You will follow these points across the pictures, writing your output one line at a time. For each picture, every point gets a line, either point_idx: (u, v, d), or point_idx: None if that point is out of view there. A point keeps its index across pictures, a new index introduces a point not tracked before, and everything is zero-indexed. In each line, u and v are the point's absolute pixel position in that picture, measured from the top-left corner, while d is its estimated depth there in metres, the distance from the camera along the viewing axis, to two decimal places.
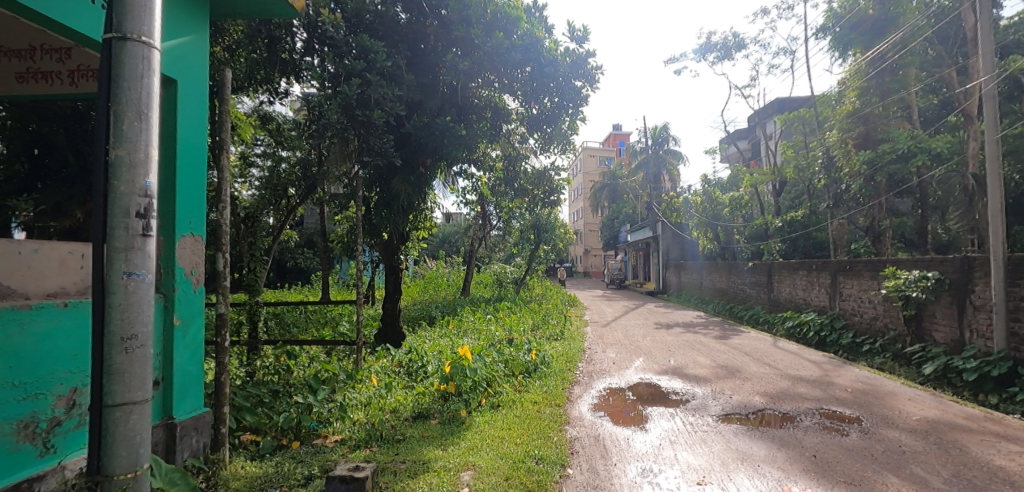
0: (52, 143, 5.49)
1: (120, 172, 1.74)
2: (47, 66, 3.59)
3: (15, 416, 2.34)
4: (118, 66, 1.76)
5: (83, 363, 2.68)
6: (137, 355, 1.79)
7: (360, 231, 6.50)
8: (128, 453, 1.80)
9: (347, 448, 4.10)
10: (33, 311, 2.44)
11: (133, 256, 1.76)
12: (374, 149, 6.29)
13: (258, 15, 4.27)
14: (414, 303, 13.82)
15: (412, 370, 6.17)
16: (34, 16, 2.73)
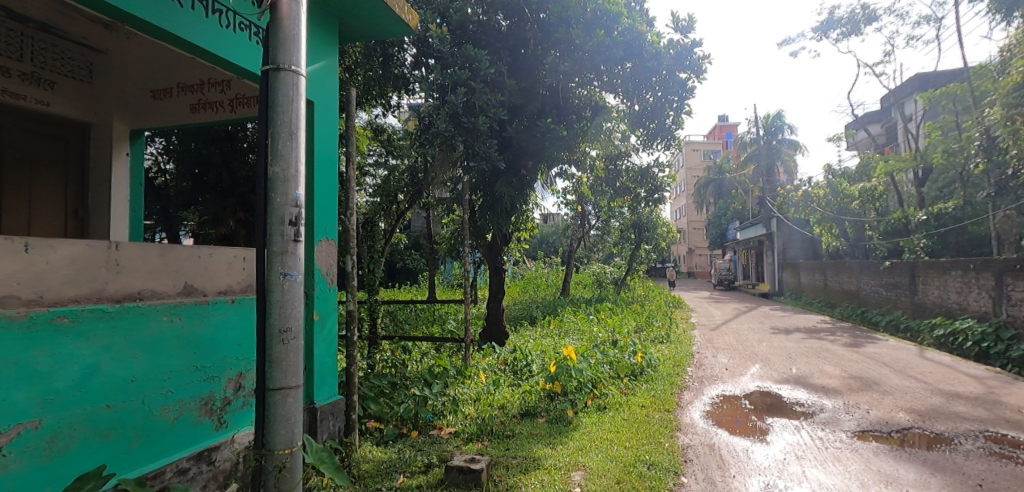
0: (212, 161, 6.40)
1: (277, 185, 2.02)
2: (212, 97, 4.17)
3: (199, 393, 2.76)
4: (274, 91, 2.04)
5: (246, 351, 3.09)
6: (292, 346, 2.06)
7: (466, 233, 6.76)
8: (285, 432, 2.07)
9: (461, 440, 4.31)
10: (210, 306, 2.85)
11: (288, 258, 2.03)
12: (479, 154, 6.49)
13: (376, 37, 4.61)
14: (515, 303, 14.14)
15: (517, 368, 6.30)
16: (215, 59, 3.15)
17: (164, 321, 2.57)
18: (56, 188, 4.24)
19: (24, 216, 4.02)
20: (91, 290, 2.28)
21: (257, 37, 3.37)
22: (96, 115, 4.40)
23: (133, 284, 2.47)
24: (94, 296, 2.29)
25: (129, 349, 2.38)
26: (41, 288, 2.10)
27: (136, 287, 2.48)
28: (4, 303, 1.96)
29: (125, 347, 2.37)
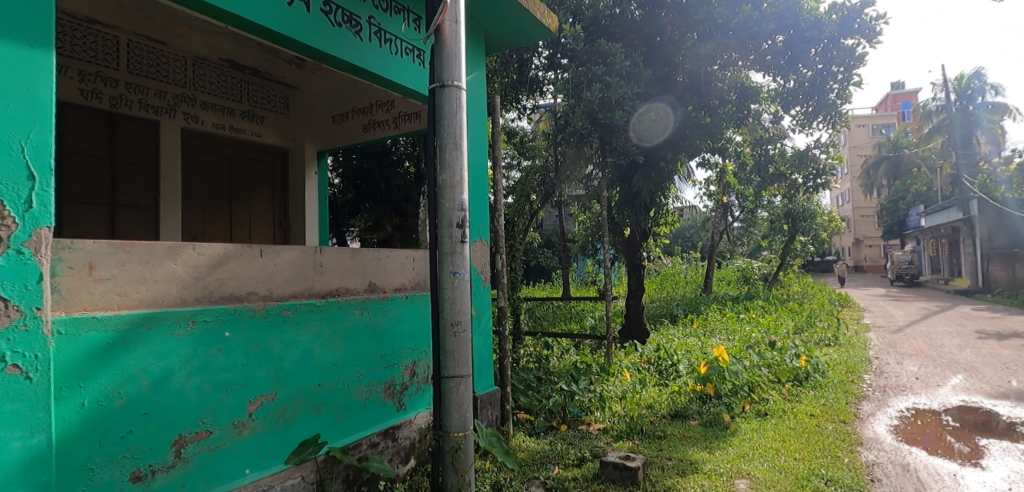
0: (371, 173, 7.67)
1: (445, 192, 2.32)
2: (379, 116, 4.67)
3: (384, 378, 3.15)
4: (441, 107, 2.33)
5: (418, 342, 3.45)
6: (462, 338, 2.34)
7: (605, 230, 6.57)
8: (459, 416, 2.34)
9: (611, 437, 4.31)
10: (389, 301, 3.25)
11: (456, 258, 2.32)
12: (618, 149, 6.34)
13: (517, 45, 4.81)
14: (653, 300, 13.60)
15: (662, 368, 6.07)
16: (395, 87, 3.55)
17: (356, 314, 2.99)
18: (267, 205, 5.12)
19: (247, 230, 4.92)
20: (303, 288, 2.72)
21: (420, 59, 3.70)
22: (292, 141, 5.19)
23: (332, 283, 2.89)
24: (307, 293, 2.73)
25: (332, 337, 2.81)
26: (271, 285, 2.56)
27: (335, 285, 2.91)
28: (249, 297, 2.45)
29: (330, 335, 2.80)
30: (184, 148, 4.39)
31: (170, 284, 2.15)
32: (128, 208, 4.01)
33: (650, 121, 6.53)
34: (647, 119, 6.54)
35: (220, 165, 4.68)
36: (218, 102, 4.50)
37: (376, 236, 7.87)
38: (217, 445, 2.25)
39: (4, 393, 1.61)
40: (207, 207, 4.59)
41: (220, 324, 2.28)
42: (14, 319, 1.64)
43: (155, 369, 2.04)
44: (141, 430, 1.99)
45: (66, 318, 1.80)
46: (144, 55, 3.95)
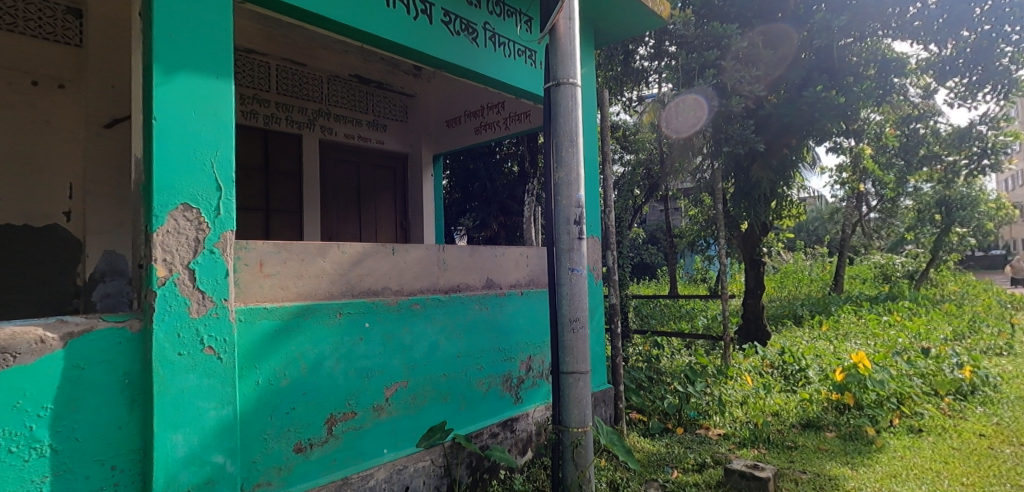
0: (478, 174, 8.18)
1: (562, 189, 2.35)
2: (490, 118, 4.82)
3: (502, 371, 3.26)
4: (558, 104, 2.36)
5: (533, 337, 3.52)
6: (580, 334, 2.35)
7: (721, 225, 6.01)
8: (578, 411, 2.36)
9: (733, 444, 4.07)
10: (506, 296, 3.35)
11: (573, 255, 2.34)
12: (734, 137, 5.93)
13: (626, 36, 4.69)
14: (773, 300, 12.50)
15: (788, 373, 5.58)
16: (508, 89, 3.65)
17: (476, 309, 3.13)
18: (390, 207, 5.53)
19: (374, 230, 5.36)
20: (429, 283, 2.90)
21: (532, 60, 3.77)
22: (410, 146, 5.54)
23: (454, 279, 3.06)
24: (432, 288, 2.91)
25: (456, 330, 2.97)
26: (402, 281, 2.77)
27: (456, 281, 3.07)
28: (384, 292, 2.67)
29: (453, 328, 2.96)
30: (322, 157, 4.89)
31: (321, 280, 2.41)
32: (279, 212, 4.58)
33: (682, 117, 6.13)
34: (691, 116, 6.08)
35: (351, 171, 5.14)
36: (348, 114, 4.96)
37: (482, 233, 8.37)
38: (361, 425, 2.49)
39: (203, 369, 1.93)
40: (340, 210, 5.08)
41: (361, 315, 2.52)
42: (208, 307, 1.96)
43: (311, 355, 2.31)
44: (301, 408, 2.26)
45: (244, 308, 2.11)
46: (288, 77, 4.48)
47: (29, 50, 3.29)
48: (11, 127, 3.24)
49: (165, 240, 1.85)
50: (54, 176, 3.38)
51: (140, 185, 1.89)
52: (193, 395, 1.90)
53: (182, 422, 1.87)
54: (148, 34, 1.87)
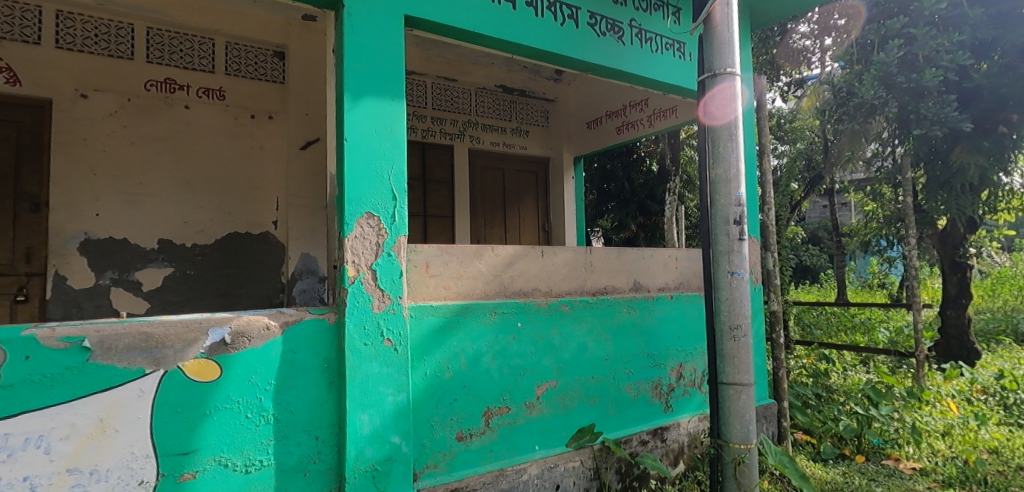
0: (615, 174, 8.06)
1: (720, 187, 2.19)
2: (632, 116, 4.69)
3: (650, 377, 3.16)
4: (713, 98, 2.21)
5: (684, 343, 3.35)
6: (742, 343, 2.17)
7: (911, 221, 5.06)
8: (741, 427, 2.18)
9: (935, 482, 3.41)
10: (655, 300, 3.23)
11: (734, 257, 2.17)
12: (929, 118, 4.85)
13: (787, 15, 4.24)
14: (982, 311, 10.24)
15: (1010, 404, 4.53)
16: (653, 85, 3.51)
17: (625, 312, 3.06)
18: (533, 210, 5.69)
19: (518, 233, 5.57)
20: (577, 285, 2.93)
21: (681, 52, 3.58)
22: (552, 150, 5.65)
23: (601, 281, 3.04)
24: (579, 290, 2.93)
25: (604, 333, 2.95)
26: (551, 282, 2.83)
27: (603, 283, 3.05)
28: (534, 293, 2.75)
29: (601, 331, 2.95)
30: (471, 166, 5.23)
31: (478, 280, 2.57)
32: (435, 218, 4.99)
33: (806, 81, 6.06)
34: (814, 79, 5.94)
35: (497, 177, 5.42)
36: (494, 123, 5.22)
37: (620, 235, 8.18)
38: (514, 419, 2.60)
39: (383, 358, 2.19)
40: (487, 214, 5.37)
41: (514, 315, 2.63)
42: (387, 304, 2.21)
43: (470, 351, 2.47)
44: (462, 399, 2.44)
45: (415, 305, 2.34)
46: (441, 93, 4.87)
47: (249, 91, 4.06)
48: (238, 154, 4.03)
49: (354, 244, 2.13)
50: (266, 192, 4.14)
51: (335, 198, 2.21)
52: (375, 380, 2.16)
53: (366, 404, 2.13)
54: (340, 67, 2.17)
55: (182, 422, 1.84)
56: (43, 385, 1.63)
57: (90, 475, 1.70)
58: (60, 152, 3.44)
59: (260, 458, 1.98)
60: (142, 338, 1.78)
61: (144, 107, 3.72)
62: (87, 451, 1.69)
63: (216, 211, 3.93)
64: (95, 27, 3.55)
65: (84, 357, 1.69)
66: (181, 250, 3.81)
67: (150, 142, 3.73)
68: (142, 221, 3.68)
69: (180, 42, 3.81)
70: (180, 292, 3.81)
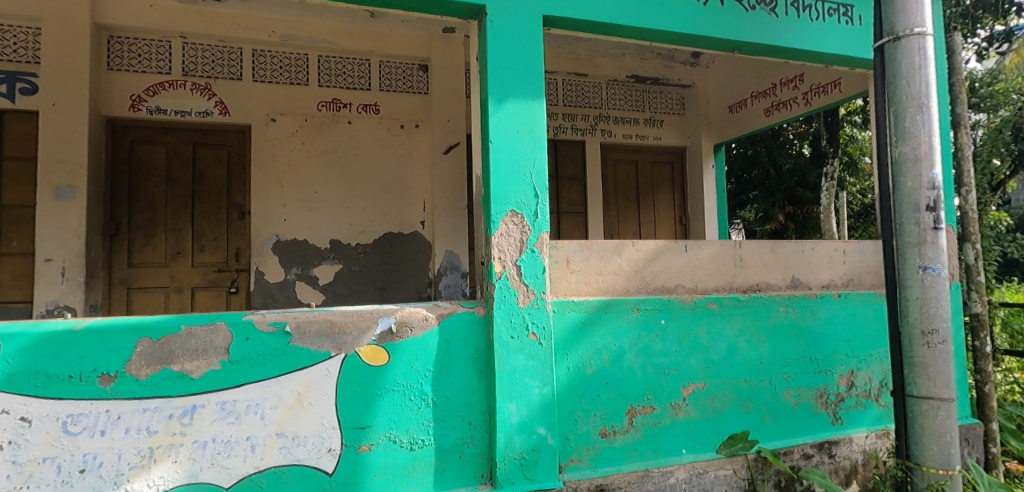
0: (758, 160, 7.37)
1: (906, 169, 1.89)
2: (785, 95, 4.23)
3: (814, 384, 2.83)
4: (894, 66, 1.91)
5: (856, 348, 2.94)
6: (939, 351, 1.85)
7: None
8: (939, 449, 1.86)
9: None
10: (819, 299, 2.87)
11: (927, 250, 1.85)
12: None
13: None
14: None
15: None
16: (813, 57, 3.13)
17: (782, 312, 2.78)
18: (669, 203, 5.45)
19: (653, 227, 5.36)
20: (725, 282, 2.74)
21: (847, 17, 3.14)
22: (689, 139, 5.36)
23: (754, 277, 2.81)
24: (728, 287, 2.74)
25: (757, 333, 2.72)
26: (696, 279, 2.69)
27: (755, 280, 2.81)
28: (677, 289, 2.63)
29: (755, 331, 2.71)
30: (603, 160, 5.17)
31: (619, 276, 2.53)
32: (568, 214, 5.03)
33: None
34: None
35: (630, 170, 5.29)
36: (627, 115, 5.10)
37: (766, 226, 7.44)
38: (659, 420, 2.51)
39: (529, 351, 2.26)
40: (621, 209, 5.26)
41: (658, 312, 2.53)
42: (532, 298, 2.28)
43: (613, 347, 2.44)
44: (605, 395, 2.42)
45: (557, 300, 2.38)
46: (572, 89, 4.90)
47: (399, 103, 4.47)
48: (391, 161, 4.46)
49: (500, 242, 2.23)
50: (415, 195, 4.51)
51: (481, 198, 2.34)
52: (521, 373, 2.24)
53: (513, 395, 2.23)
54: (484, 73, 2.28)
55: (359, 401, 2.09)
56: (258, 361, 1.98)
57: (292, 440, 2.01)
58: (257, 167, 4.11)
59: (422, 438, 2.17)
60: (328, 325, 2.06)
61: (317, 125, 4.28)
62: (290, 420, 2.01)
63: (374, 213, 4.40)
64: (280, 61, 4.18)
65: (286, 340, 2.01)
66: (348, 249, 4.33)
67: (322, 155, 4.29)
68: (318, 224, 4.26)
69: (344, 65, 4.33)
70: (348, 285, 4.34)
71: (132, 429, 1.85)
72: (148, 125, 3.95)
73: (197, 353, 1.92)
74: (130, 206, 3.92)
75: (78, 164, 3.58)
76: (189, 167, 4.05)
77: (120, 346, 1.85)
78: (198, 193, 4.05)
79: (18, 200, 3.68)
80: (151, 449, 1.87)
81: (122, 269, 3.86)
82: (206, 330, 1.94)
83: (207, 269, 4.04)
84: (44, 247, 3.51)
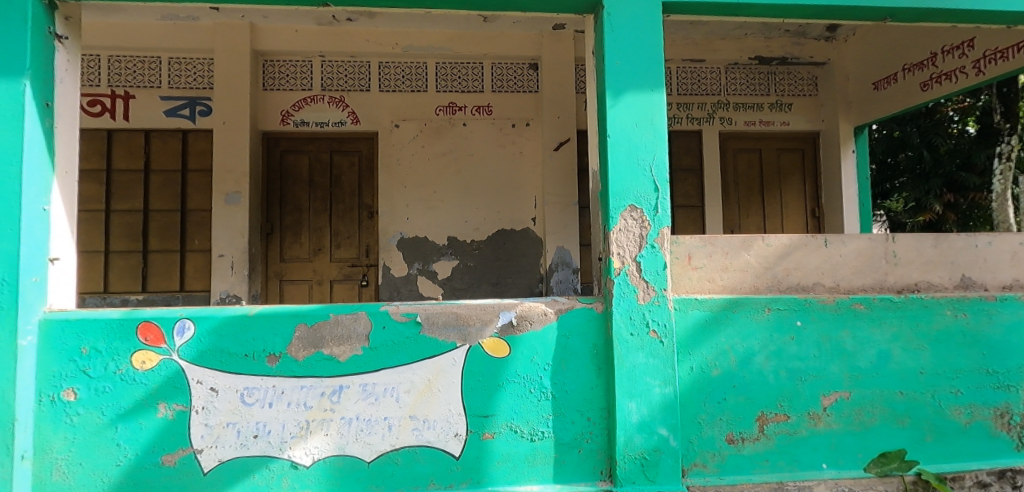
0: (909, 142, 6.46)
1: None
2: (949, 65, 3.62)
3: (992, 401, 2.42)
4: None
5: None
6: None
7: None
8: None
9: None
10: (999, 302, 2.44)
11: None
12: None
13: None
14: None
15: None
16: (990, 18, 2.66)
17: (949, 316, 2.40)
18: (799, 194, 4.97)
19: (781, 220, 4.93)
20: (874, 281, 2.45)
21: None
22: (824, 122, 4.87)
23: (911, 276, 2.47)
24: (878, 286, 2.44)
25: (916, 340, 2.38)
26: (838, 277, 2.44)
27: (913, 279, 2.47)
28: (816, 288, 2.41)
29: (913, 337, 2.38)
30: (722, 150, 4.87)
31: (747, 273, 2.38)
32: (684, 208, 4.81)
33: None
34: None
35: (753, 160, 4.92)
36: (748, 100, 4.80)
37: (917, 218, 6.48)
38: (795, 430, 2.31)
39: (649, 349, 2.20)
40: (743, 201, 4.90)
41: (793, 313, 2.32)
42: (652, 295, 2.21)
43: (740, 349, 2.29)
44: (732, 399, 2.28)
45: (679, 298, 2.29)
46: (687, 77, 4.73)
47: (511, 103, 4.58)
48: (504, 159, 4.59)
49: (619, 237, 2.20)
50: (527, 192, 4.59)
51: (599, 193, 2.32)
52: (641, 371, 2.20)
53: (633, 393, 2.18)
54: (601, 67, 2.26)
55: (483, 390, 2.19)
56: (393, 348, 2.15)
57: (424, 423, 2.16)
58: (384, 171, 4.46)
59: (542, 430, 2.22)
60: (454, 316, 2.18)
61: (436, 128, 4.53)
62: (421, 403, 2.16)
63: (488, 210, 4.56)
64: (402, 70, 4.49)
65: (417, 330, 2.16)
66: (464, 245, 4.55)
67: (440, 156, 4.54)
68: (437, 222, 4.53)
69: (459, 70, 4.54)
70: (465, 280, 4.55)
71: (292, 403, 2.12)
72: (295, 136, 4.47)
73: (343, 339, 2.14)
74: (281, 209, 4.46)
75: (242, 173, 4.18)
76: (327, 173, 4.50)
77: (283, 331, 2.12)
78: (335, 196, 4.50)
79: (198, 205, 4.35)
80: (308, 422, 2.12)
81: (276, 264, 4.43)
82: (350, 318, 2.16)
83: (343, 264, 4.48)
84: (218, 244, 4.16)
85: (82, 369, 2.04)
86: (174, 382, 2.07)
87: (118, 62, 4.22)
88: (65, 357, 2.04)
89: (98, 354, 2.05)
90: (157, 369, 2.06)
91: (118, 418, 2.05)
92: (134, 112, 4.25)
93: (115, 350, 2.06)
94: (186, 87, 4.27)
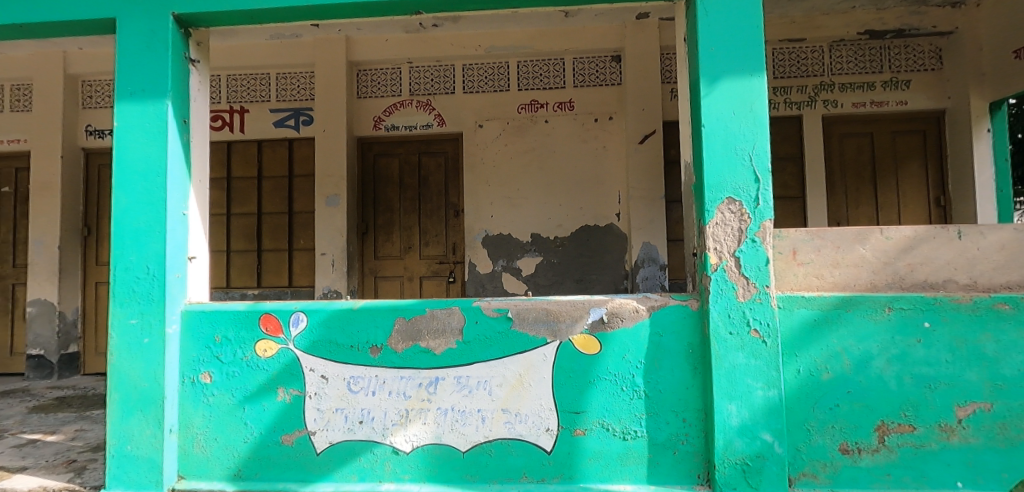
0: None
1: None
2: None
3: None
4: None
5: None
6: None
7: None
8: None
9: None
10: None
11: None
12: None
13: None
14: None
15: None
16: None
17: None
18: (920, 180, 4.45)
19: (897, 210, 4.45)
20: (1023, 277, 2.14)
21: None
22: (950, 99, 4.32)
23: None
24: None
25: None
26: (975, 273, 2.16)
27: None
28: (947, 286, 2.15)
29: None
30: (827, 135, 4.48)
31: (862, 269, 2.18)
32: (782, 199, 4.49)
33: None
34: None
35: (863, 144, 4.49)
36: (856, 80, 4.38)
37: None
38: (922, 443, 2.08)
39: (750, 349, 2.08)
40: (852, 190, 4.48)
41: (919, 313, 2.09)
42: (753, 293, 2.09)
43: (855, 351, 2.10)
44: (846, 406, 2.10)
45: (783, 295, 2.14)
46: (783, 59, 4.42)
47: (593, 97, 4.52)
48: (587, 155, 4.54)
49: (715, 231, 2.11)
50: (610, 187, 4.51)
51: (693, 186, 2.23)
52: (742, 372, 2.08)
53: (733, 395, 2.08)
54: (695, 54, 2.17)
55: (574, 386, 2.18)
56: (486, 342, 2.21)
57: (516, 416, 2.20)
58: (469, 170, 4.58)
59: (635, 429, 2.17)
60: (544, 312, 2.19)
61: (518, 127, 4.58)
62: (513, 397, 2.20)
63: (571, 206, 4.54)
64: (485, 71, 4.59)
65: (509, 324, 2.21)
66: (548, 242, 4.56)
67: (522, 154, 4.58)
68: (521, 219, 4.58)
69: (541, 67, 4.55)
70: (549, 276, 4.56)
71: (393, 392, 2.24)
72: (386, 140, 4.72)
73: (438, 332, 2.24)
74: (375, 210, 4.73)
75: (340, 176, 4.49)
76: (416, 174, 4.70)
77: (384, 324, 2.25)
78: (424, 196, 4.70)
79: (303, 207, 4.73)
80: (407, 410, 2.24)
81: (371, 261, 4.71)
82: (445, 312, 2.24)
83: (431, 261, 4.67)
84: (321, 243, 4.50)
85: (215, 355, 2.30)
86: (291, 369, 2.27)
87: (235, 80, 4.70)
88: (202, 345, 2.31)
89: (229, 342, 2.30)
90: (277, 357, 2.28)
91: (245, 400, 2.28)
92: (249, 124, 4.70)
93: (243, 338, 2.30)
94: (291, 100, 4.66)
